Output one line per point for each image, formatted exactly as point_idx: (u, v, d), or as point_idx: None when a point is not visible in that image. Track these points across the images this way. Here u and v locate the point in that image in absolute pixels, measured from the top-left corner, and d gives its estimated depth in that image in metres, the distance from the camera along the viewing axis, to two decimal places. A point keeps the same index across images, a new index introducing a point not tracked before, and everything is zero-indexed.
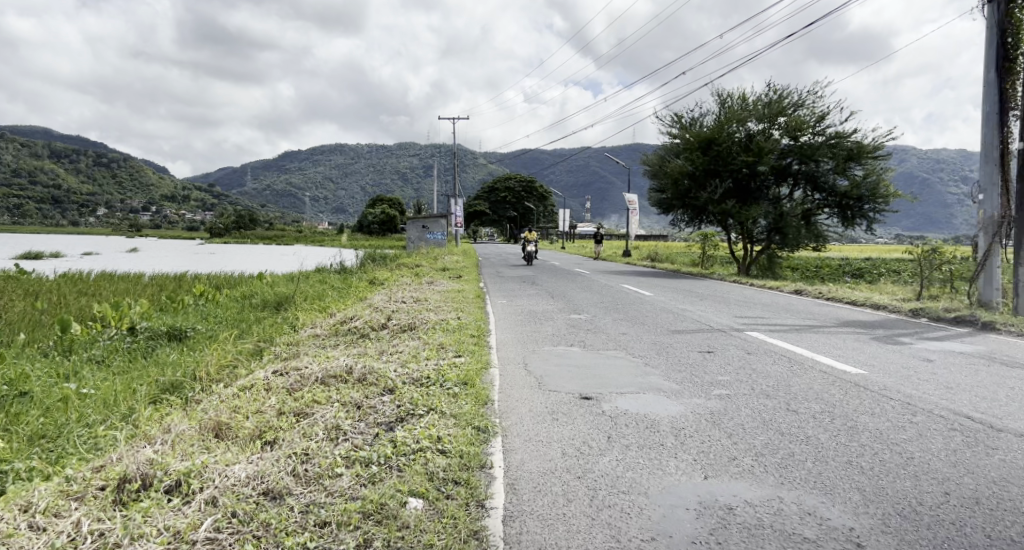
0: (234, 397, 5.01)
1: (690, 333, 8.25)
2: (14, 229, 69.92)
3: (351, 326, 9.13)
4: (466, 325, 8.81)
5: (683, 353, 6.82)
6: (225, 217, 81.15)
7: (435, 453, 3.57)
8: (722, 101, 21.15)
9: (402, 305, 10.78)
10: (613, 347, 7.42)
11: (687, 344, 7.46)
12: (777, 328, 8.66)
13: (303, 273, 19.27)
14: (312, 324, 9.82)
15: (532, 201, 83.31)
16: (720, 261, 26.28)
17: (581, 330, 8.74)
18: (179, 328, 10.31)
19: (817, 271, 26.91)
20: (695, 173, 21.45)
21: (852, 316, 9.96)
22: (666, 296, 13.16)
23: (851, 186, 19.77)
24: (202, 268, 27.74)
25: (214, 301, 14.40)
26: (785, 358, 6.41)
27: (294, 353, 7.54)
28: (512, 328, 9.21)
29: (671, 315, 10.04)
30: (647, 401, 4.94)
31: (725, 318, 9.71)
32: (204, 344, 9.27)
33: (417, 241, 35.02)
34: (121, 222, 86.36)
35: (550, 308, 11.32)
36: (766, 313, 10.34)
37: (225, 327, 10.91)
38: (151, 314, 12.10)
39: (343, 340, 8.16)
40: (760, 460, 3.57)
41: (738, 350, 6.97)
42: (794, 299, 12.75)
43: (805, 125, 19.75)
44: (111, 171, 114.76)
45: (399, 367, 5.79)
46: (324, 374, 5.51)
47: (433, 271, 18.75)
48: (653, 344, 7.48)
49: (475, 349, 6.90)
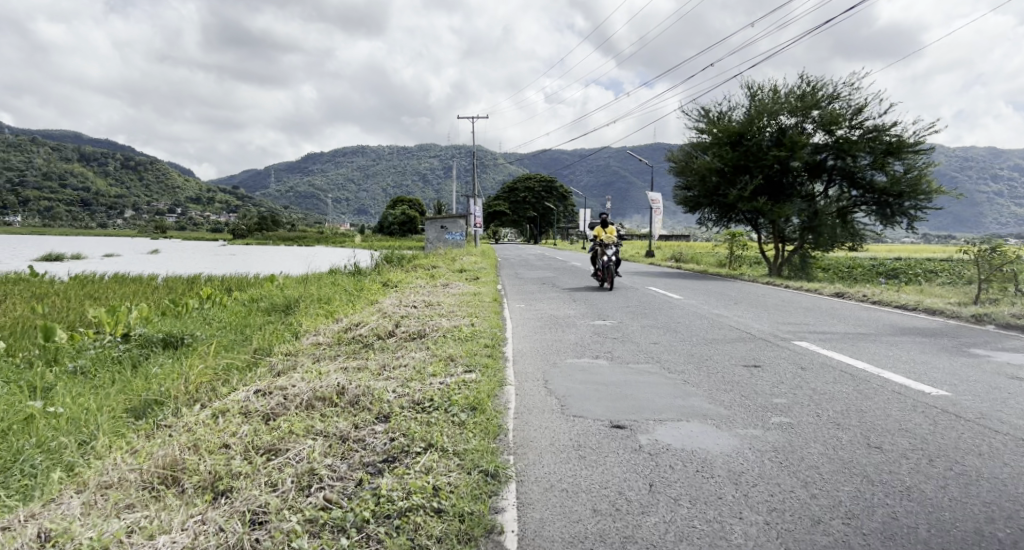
0: (202, 426, 4.26)
1: (730, 343, 7.36)
2: (43, 231, 70.96)
3: (355, 334, 8.37)
4: (480, 332, 8.04)
5: (726, 369, 5.96)
6: (247, 218, 81.47)
7: (429, 514, 2.82)
8: (753, 93, 20.15)
9: (412, 310, 10.04)
10: (644, 359, 6.58)
11: (728, 356, 6.60)
12: (827, 336, 7.74)
13: (316, 275, 18.60)
14: (315, 331, 9.09)
15: (553, 202, 82.38)
16: (748, 262, 25.19)
17: (606, 339, 7.88)
18: (177, 335, 9.64)
19: (851, 272, 25.72)
20: (724, 170, 20.49)
21: (907, 322, 8.99)
22: (697, 299, 12.24)
23: (891, 182, 18.64)
24: (219, 269, 27.36)
25: (221, 305, 13.76)
26: (848, 374, 5.54)
27: (292, 366, 6.81)
28: (531, 335, 8.39)
29: (706, 321, 9.17)
30: (693, 432, 4.11)
31: (766, 324, 8.79)
32: (199, 353, 8.57)
33: (435, 242, 34.33)
34: (147, 223, 87.40)
35: (573, 313, 10.46)
36: (810, 318, 9.42)
37: (227, 334, 10.25)
38: (151, 318, 11.48)
39: (345, 351, 7.40)
40: (855, 525, 2.75)
41: (789, 363, 6.10)
42: (837, 303, 11.76)
43: (842, 118, 18.69)
44: (136, 174, 116.11)
45: (399, 388, 5.01)
46: (313, 394, 4.75)
47: (450, 272, 18.01)
48: (689, 356, 6.63)
49: (489, 363, 6.10)
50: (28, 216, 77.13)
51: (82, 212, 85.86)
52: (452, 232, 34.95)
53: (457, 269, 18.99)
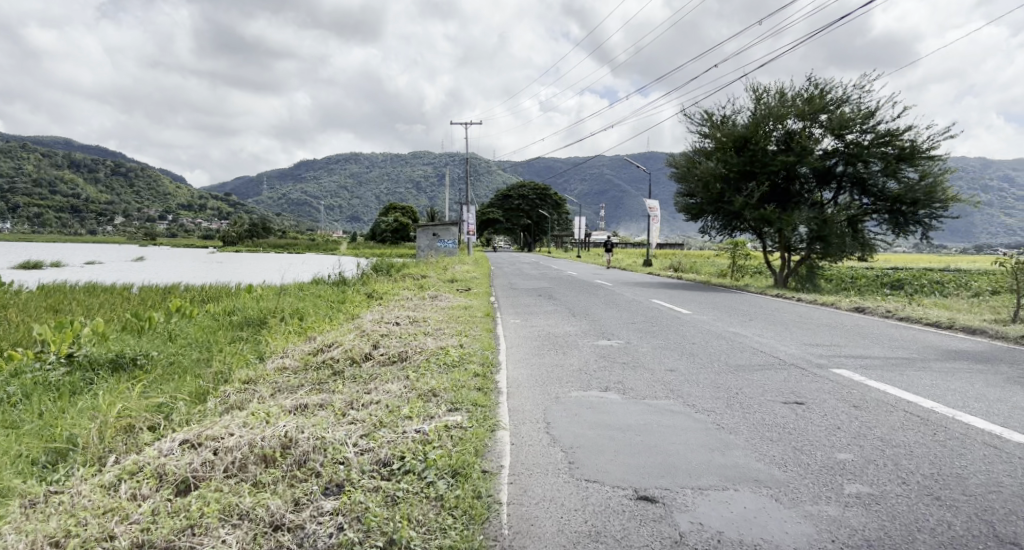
0: (96, 496, 3.23)
1: (759, 371, 6.36)
2: (29, 237, 69.63)
3: (325, 357, 7.29)
4: (469, 357, 7.02)
5: (766, 409, 4.95)
6: (238, 224, 80.21)
7: None
8: (758, 96, 19.18)
9: (395, 328, 9.01)
10: (662, 393, 5.56)
11: (762, 390, 5.59)
12: (868, 362, 6.72)
13: (297, 285, 17.51)
14: (283, 353, 8.03)
15: (547, 209, 81.32)
16: (751, 271, 24.29)
17: (614, 364, 6.85)
18: (129, 356, 8.54)
19: (855, 283, 24.85)
20: (729, 176, 19.53)
21: (951, 344, 7.98)
22: (707, 314, 11.21)
23: (904, 190, 17.67)
24: (200, 278, 26.20)
25: (189, 318, 12.65)
26: (918, 417, 4.55)
27: (245, 402, 5.72)
28: (527, 359, 7.35)
29: (725, 342, 8.14)
30: (749, 510, 3.12)
31: (794, 347, 7.77)
32: (153, 381, 7.48)
33: (427, 249, 33.32)
34: (137, 229, 85.96)
35: (573, 331, 9.40)
36: (840, 340, 8.39)
37: (191, 353, 9.18)
38: (110, 336, 10.40)
39: (312, 380, 6.33)
40: None
41: (837, 402, 5.10)
42: (861, 319, 10.75)
43: (852, 122, 17.76)
44: (127, 180, 114.58)
45: (363, 438, 3.95)
46: (249, 450, 3.69)
47: (440, 282, 16.98)
48: (716, 389, 5.63)
49: (477, 400, 5.06)
50: (18, 222, 75.76)
51: (72, 218, 84.41)
52: (444, 240, 33.89)
53: (448, 279, 18.01)
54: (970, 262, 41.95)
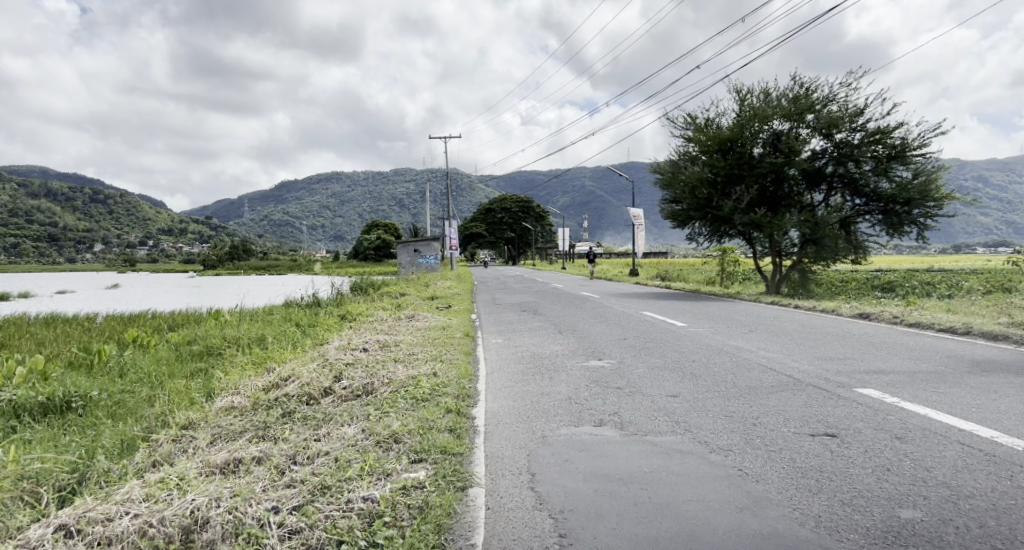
0: None
1: (773, 394, 5.55)
2: (5, 267, 67.84)
3: (279, 394, 6.36)
4: (441, 387, 6.12)
5: (793, 446, 4.12)
6: (218, 248, 78.67)
7: None
8: (742, 98, 18.56)
9: (362, 356, 8.09)
10: (668, 427, 4.71)
11: (782, 419, 4.75)
12: (894, 379, 5.96)
13: (269, 309, 16.47)
14: (235, 389, 7.08)
15: (531, 222, 80.57)
16: (740, 278, 23.67)
17: (608, 391, 6.00)
18: (60, 398, 7.54)
19: (845, 287, 24.29)
20: (716, 180, 18.84)
21: (975, 353, 7.20)
22: (704, 327, 10.39)
23: (897, 189, 17.08)
24: (170, 305, 24.93)
25: (145, 351, 11.57)
26: (982, 453, 3.74)
27: (173, 457, 4.81)
28: (508, 387, 6.47)
29: (727, 359, 7.31)
30: None
31: (805, 362, 6.98)
32: (79, 430, 6.49)
33: (408, 266, 32.36)
34: (115, 256, 83.93)
35: (559, 351, 8.55)
36: (852, 351, 7.60)
37: (137, 391, 8.18)
38: (51, 375, 9.36)
39: (257, 424, 5.40)
40: None
41: (876, 432, 4.27)
42: (867, 327, 10.03)
43: (841, 121, 17.17)
44: (105, 207, 112.63)
45: (292, 515, 3.12)
46: (139, 540, 2.95)
47: (419, 301, 16.04)
48: (729, 420, 4.78)
49: (447, 446, 4.20)
50: None
51: (49, 247, 82.42)
52: (426, 256, 32.93)
53: (428, 296, 17.12)
54: (963, 261, 41.27)
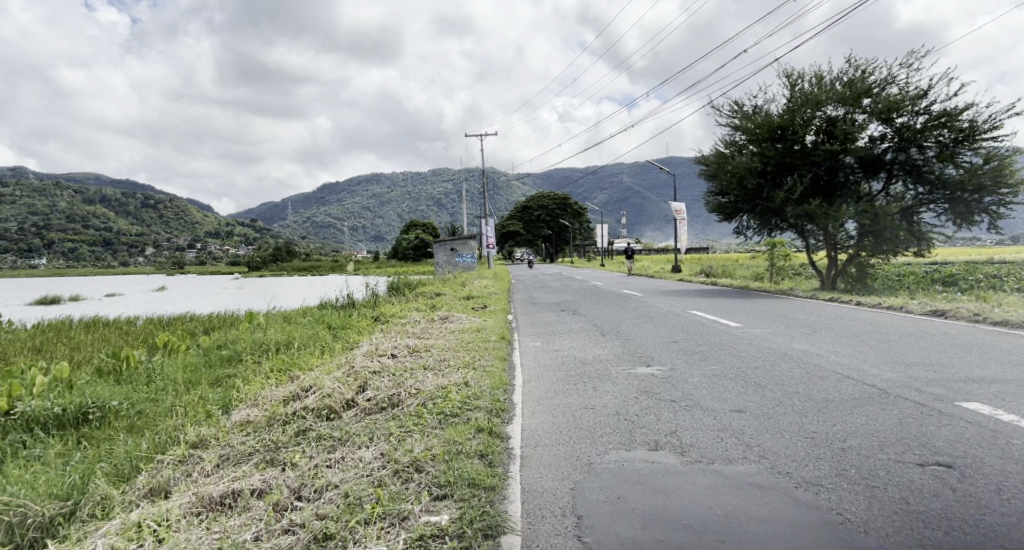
0: None
1: (858, 409, 4.74)
2: (61, 271, 69.80)
3: (296, 407, 5.79)
4: (473, 400, 5.45)
5: (900, 480, 3.35)
6: (262, 249, 79.70)
7: None
8: (793, 83, 17.47)
9: (390, 363, 7.48)
10: (740, 452, 3.97)
11: (877, 442, 3.96)
12: (999, 390, 5.10)
13: (304, 310, 16.04)
14: (253, 400, 6.56)
15: (569, 219, 79.58)
16: (789, 274, 22.56)
17: (662, 404, 5.28)
18: (76, 409, 7.13)
19: (903, 282, 22.91)
20: (765, 171, 17.82)
21: None
22: (762, 327, 9.53)
23: (965, 175, 15.77)
24: (210, 307, 24.80)
25: (174, 355, 11.20)
26: None
27: (173, 483, 4.29)
28: (547, 399, 5.78)
29: (795, 365, 6.48)
30: None
31: (886, 369, 6.14)
32: (91, 446, 6.03)
33: (446, 265, 31.84)
34: (166, 258, 85.82)
35: (603, 356, 7.85)
36: (938, 355, 6.71)
37: (160, 399, 7.73)
38: (76, 383, 9.00)
39: (268, 445, 4.81)
40: None
41: (1004, 463, 3.46)
42: (945, 326, 9.04)
43: (902, 104, 15.96)
44: (156, 211, 115.58)
45: None
46: None
47: (456, 300, 15.45)
48: (814, 444, 4.01)
49: (477, 479, 3.55)
50: (50, 257, 75.88)
51: (103, 251, 84.70)
52: (464, 254, 32.37)
53: (466, 296, 16.50)
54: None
